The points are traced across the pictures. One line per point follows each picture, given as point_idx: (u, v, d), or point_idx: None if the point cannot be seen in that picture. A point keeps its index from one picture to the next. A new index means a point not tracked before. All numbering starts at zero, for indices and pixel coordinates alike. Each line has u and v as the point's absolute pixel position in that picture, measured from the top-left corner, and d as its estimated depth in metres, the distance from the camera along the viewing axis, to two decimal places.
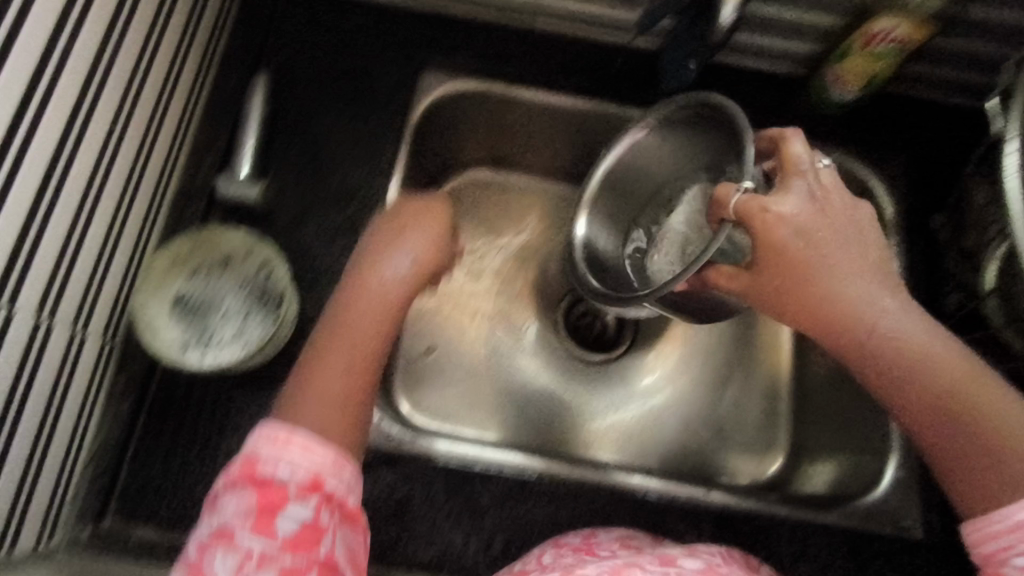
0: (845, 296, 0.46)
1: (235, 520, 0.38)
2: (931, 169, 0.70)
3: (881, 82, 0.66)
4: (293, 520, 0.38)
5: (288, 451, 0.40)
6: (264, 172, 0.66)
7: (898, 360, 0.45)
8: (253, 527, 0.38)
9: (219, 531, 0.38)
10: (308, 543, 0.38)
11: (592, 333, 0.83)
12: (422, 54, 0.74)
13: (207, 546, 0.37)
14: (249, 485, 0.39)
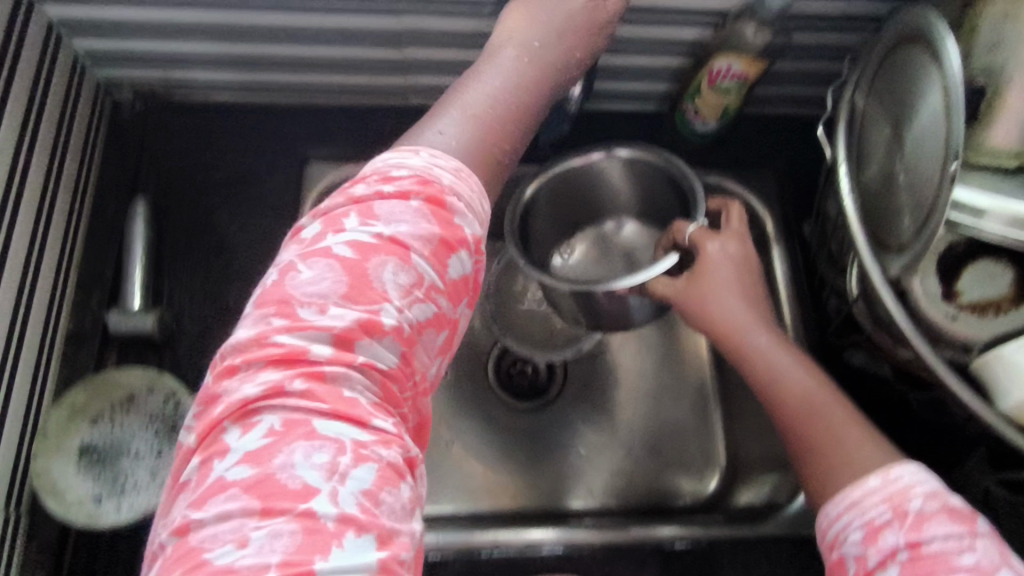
0: (746, 337, 0.53)
1: (448, 184, 0.42)
2: (794, 179, 0.76)
3: (734, 113, 0.70)
4: (443, 295, 0.40)
5: (414, 157, 0.42)
6: (160, 297, 0.65)
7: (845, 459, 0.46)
8: (431, 225, 0.39)
9: (425, 176, 0.41)
10: (457, 301, 0.41)
11: (524, 381, 0.86)
12: (304, 149, 0.73)
13: (361, 233, 0.38)
14: (445, 189, 0.41)
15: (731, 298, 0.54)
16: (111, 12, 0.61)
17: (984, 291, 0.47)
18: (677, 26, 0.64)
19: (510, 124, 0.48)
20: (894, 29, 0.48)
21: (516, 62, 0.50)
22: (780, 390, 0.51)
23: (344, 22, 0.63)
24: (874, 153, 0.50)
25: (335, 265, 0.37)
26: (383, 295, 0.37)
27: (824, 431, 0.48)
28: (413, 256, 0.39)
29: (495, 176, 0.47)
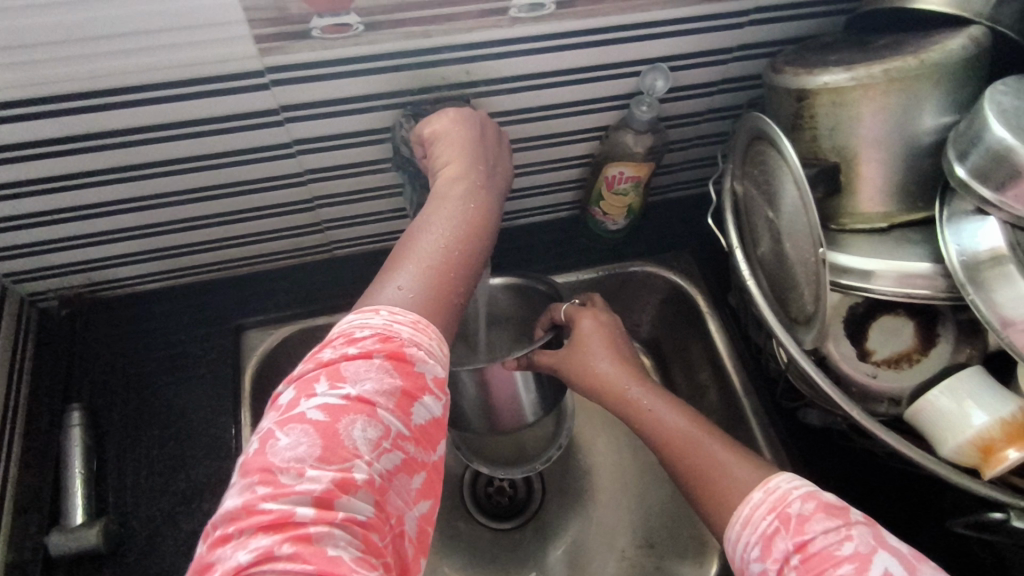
0: (622, 388, 0.57)
1: (409, 336, 0.39)
2: (709, 254, 0.80)
3: (639, 208, 0.74)
4: (413, 442, 0.37)
5: (375, 316, 0.40)
6: (105, 503, 0.62)
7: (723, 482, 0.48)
8: (395, 377, 0.37)
9: (387, 331, 0.39)
10: (428, 446, 0.38)
11: (503, 501, 0.84)
12: (237, 320, 0.74)
13: (331, 397, 0.36)
14: (407, 341, 0.39)
15: (601, 356, 0.58)
16: (25, 234, 0.62)
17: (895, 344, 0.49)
18: (565, 145, 0.69)
19: (458, 270, 0.46)
20: (745, 126, 0.53)
21: (459, 206, 0.49)
22: (665, 436, 0.54)
23: (255, 200, 0.66)
24: (763, 234, 0.53)
25: (364, 389, 0.36)
26: (355, 454, 0.35)
27: (707, 472, 0.50)
28: (381, 412, 0.36)
29: (452, 326, 0.44)
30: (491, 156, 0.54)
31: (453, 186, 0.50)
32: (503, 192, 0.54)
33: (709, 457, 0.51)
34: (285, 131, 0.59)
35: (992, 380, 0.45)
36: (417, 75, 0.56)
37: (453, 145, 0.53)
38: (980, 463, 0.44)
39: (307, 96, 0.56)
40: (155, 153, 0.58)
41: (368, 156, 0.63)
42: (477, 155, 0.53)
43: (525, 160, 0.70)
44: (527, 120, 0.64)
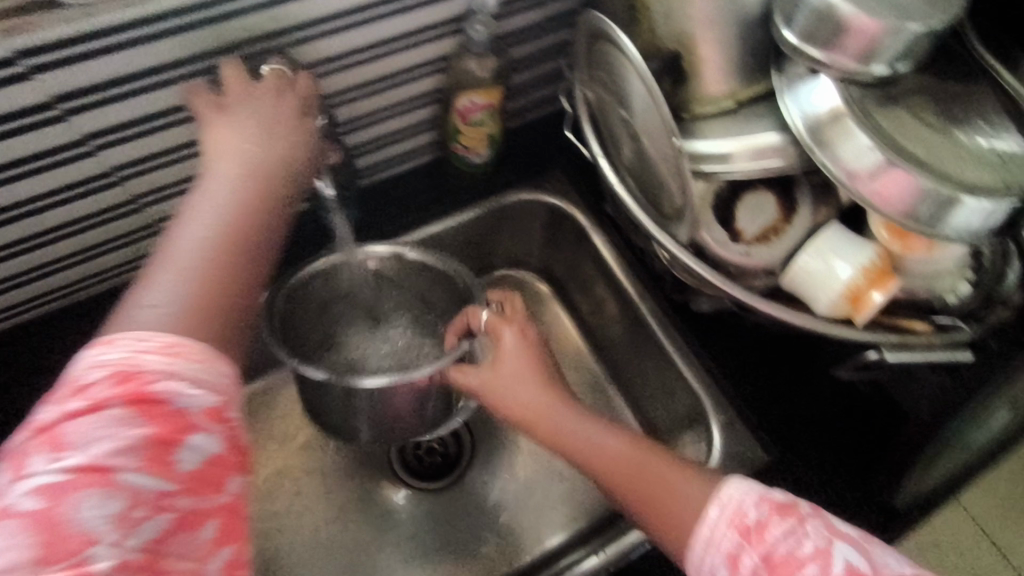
0: (548, 408, 0.54)
1: (157, 367, 0.33)
2: (581, 168, 0.79)
3: (500, 136, 0.71)
4: (185, 494, 0.32)
5: (112, 348, 0.33)
6: None
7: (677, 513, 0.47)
8: (137, 429, 0.31)
9: (129, 365, 0.33)
10: (214, 487, 0.33)
11: (435, 461, 0.82)
12: None
13: (49, 475, 0.30)
14: (153, 374, 0.33)
15: (527, 384, 0.55)
16: None
17: (761, 219, 0.50)
18: (407, 84, 0.64)
19: (239, 259, 0.40)
20: (582, 30, 0.51)
21: (230, 185, 0.42)
22: (603, 460, 0.51)
23: None
24: (622, 137, 0.52)
25: (93, 455, 0.31)
26: (89, 538, 0.29)
27: (651, 490, 0.49)
28: (121, 476, 0.31)
29: (236, 332, 0.38)
30: (284, 128, 0.47)
31: (224, 163, 0.43)
32: (303, 156, 0.47)
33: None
34: (71, 127, 0.49)
35: (851, 233, 0.48)
36: (212, 31, 0.49)
37: (224, 123, 0.45)
38: (851, 312, 0.47)
39: (82, 79, 0.47)
40: None
41: (184, 136, 0.55)
42: (265, 127, 0.46)
43: (368, 108, 0.64)
44: (357, 62, 0.58)
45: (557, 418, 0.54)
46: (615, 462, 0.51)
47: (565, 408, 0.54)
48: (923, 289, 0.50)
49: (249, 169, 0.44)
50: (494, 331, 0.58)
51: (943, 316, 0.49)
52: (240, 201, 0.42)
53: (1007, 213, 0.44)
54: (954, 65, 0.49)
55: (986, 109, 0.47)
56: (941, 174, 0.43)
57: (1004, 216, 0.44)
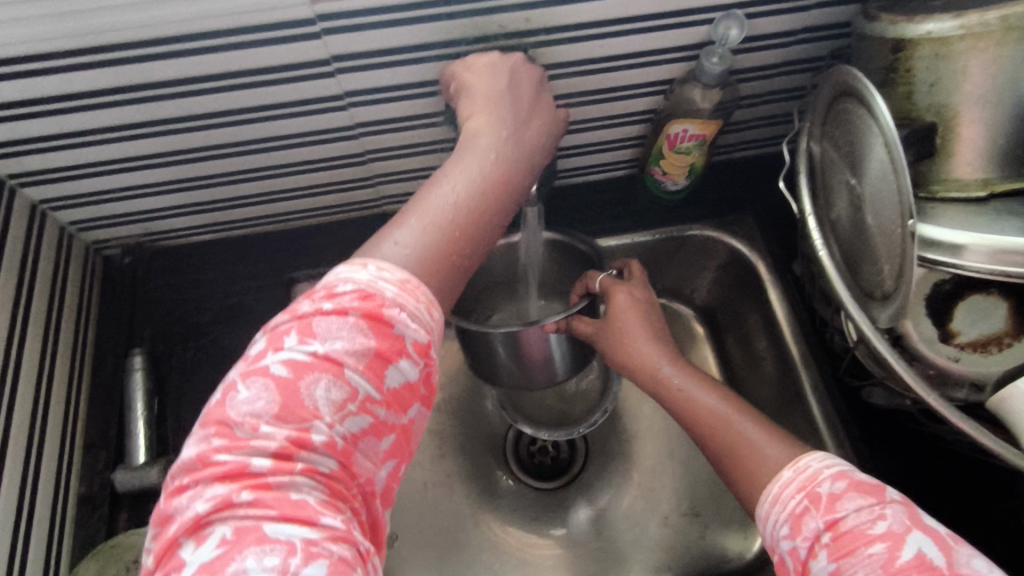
0: (658, 367, 0.58)
1: (392, 295, 0.38)
2: (776, 219, 0.75)
3: (702, 167, 0.70)
4: (384, 404, 0.37)
5: (362, 270, 0.39)
6: (164, 445, 0.65)
7: (727, 436, 0.52)
8: (367, 337, 0.37)
9: (368, 288, 0.38)
10: (401, 407, 0.38)
11: (547, 461, 0.85)
12: (287, 273, 0.74)
13: (298, 353, 0.36)
14: (388, 301, 0.38)
15: (642, 338, 0.59)
16: (88, 183, 0.64)
17: (984, 325, 0.44)
18: (627, 101, 0.65)
19: (473, 230, 0.45)
20: (832, 81, 0.48)
21: (478, 159, 0.46)
22: (700, 417, 0.54)
23: (305, 153, 0.65)
24: (840, 199, 0.49)
25: (333, 346, 0.36)
26: (316, 413, 0.35)
27: (741, 451, 0.50)
28: (347, 372, 0.36)
29: (449, 273, 0.43)
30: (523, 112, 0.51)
31: (473, 141, 0.47)
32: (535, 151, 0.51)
33: (676, 385, 0.57)
34: (335, 82, 0.57)
35: None
36: (471, 24, 0.53)
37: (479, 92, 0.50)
38: None
39: (360, 45, 0.53)
40: (204, 106, 0.57)
41: (419, 109, 0.61)
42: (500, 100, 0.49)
43: (581, 115, 0.66)
44: (587, 71, 0.60)
45: (664, 374, 0.58)
46: (652, 383, 0.58)
47: (625, 338, 0.60)
48: None
49: (511, 171, 0.47)
50: (610, 298, 0.61)
51: None
52: (482, 172, 0.46)
53: None
54: None
55: None
56: None
57: None
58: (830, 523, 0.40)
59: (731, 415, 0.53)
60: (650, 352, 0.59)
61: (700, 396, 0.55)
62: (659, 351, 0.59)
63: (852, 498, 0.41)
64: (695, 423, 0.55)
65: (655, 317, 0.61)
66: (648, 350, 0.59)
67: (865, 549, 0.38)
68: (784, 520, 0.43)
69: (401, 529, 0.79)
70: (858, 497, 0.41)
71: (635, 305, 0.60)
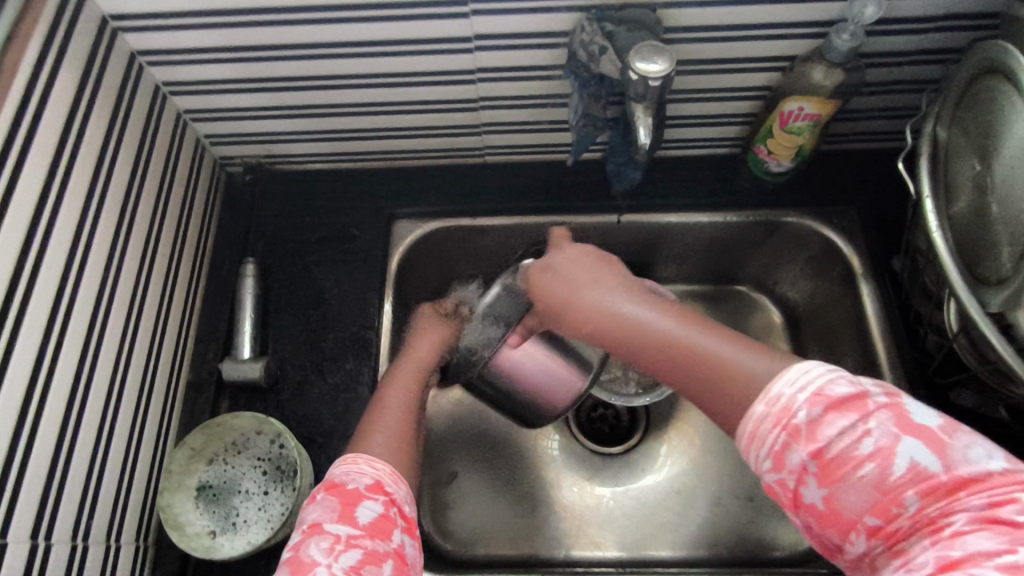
0: (597, 306, 0.54)
1: (340, 475, 0.49)
2: (879, 214, 0.74)
3: (810, 151, 0.70)
4: (368, 538, 0.44)
5: (362, 470, 0.50)
6: (266, 347, 0.71)
7: (727, 369, 0.45)
8: (322, 503, 0.47)
9: (334, 480, 0.49)
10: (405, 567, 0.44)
11: (606, 428, 0.86)
12: (390, 207, 0.79)
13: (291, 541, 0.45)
14: (339, 478, 0.49)
15: (592, 289, 0.55)
16: (230, 99, 0.70)
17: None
18: (746, 74, 0.65)
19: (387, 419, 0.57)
20: (975, 62, 0.47)
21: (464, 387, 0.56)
22: (696, 353, 0.48)
23: (426, 92, 0.69)
24: (962, 187, 0.48)
25: (315, 517, 0.46)
26: (311, 562, 0.43)
27: (732, 384, 0.45)
28: (326, 526, 0.45)
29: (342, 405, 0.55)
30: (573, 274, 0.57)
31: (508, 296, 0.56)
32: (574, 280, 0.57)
33: (642, 328, 0.51)
34: (468, 23, 0.60)
35: None
36: None
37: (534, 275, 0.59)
38: None
39: None
40: (347, 35, 0.61)
41: (541, 60, 0.64)
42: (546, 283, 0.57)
43: (696, 84, 0.67)
44: (712, 37, 0.61)
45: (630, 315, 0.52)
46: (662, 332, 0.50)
47: (561, 283, 0.56)
48: None
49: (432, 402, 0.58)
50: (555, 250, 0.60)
51: None
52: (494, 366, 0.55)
53: None
54: None
55: None
56: None
57: None
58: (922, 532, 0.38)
59: (726, 341, 0.47)
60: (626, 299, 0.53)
61: (649, 319, 0.51)
62: (604, 296, 0.54)
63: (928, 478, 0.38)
64: (660, 369, 0.50)
65: (605, 262, 0.57)
66: (632, 304, 0.53)
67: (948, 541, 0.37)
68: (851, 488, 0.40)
69: (461, 467, 0.82)
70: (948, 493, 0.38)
71: (580, 258, 0.58)
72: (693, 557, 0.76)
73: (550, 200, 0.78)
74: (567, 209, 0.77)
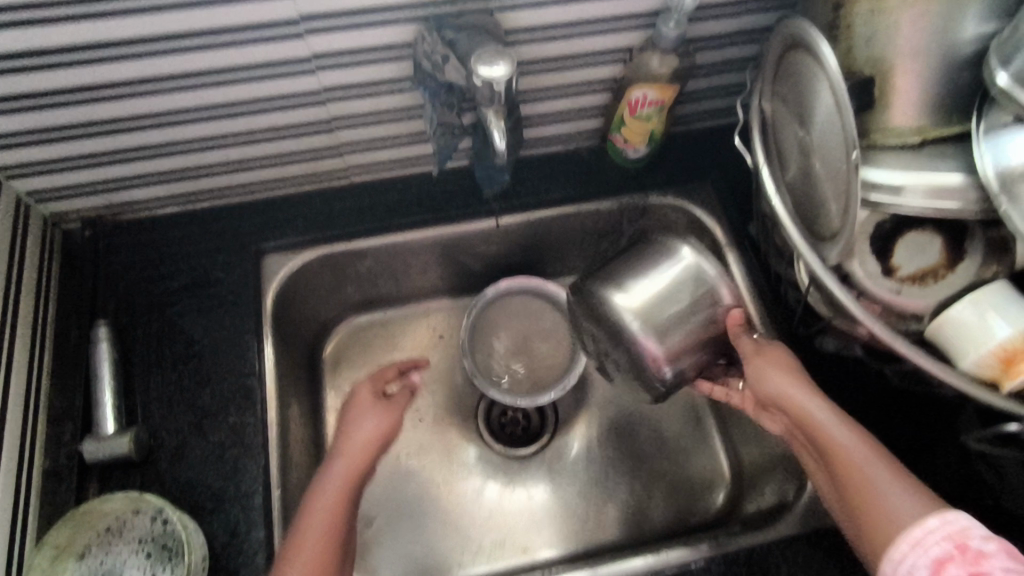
0: (808, 414, 0.57)
1: None
2: (732, 185, 0.78)
3: (661, 134, 0.73)
4: None
5: None
6: (133, 416, 0.64)
7: (859, 483, 0.51)
8: None
9: None
10: None
11: (519, 430, 0.86)
12: (255, 244, 0.74)
13: None
14: None
15: (785, 377, 0.59)
16: (47, 149, 0.63)
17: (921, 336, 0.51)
18: (590, 68, 0.67)
19: (333, 532, 0.55)
20: (782, 37, 0.51)
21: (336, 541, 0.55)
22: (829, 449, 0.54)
23: (274, 119, 0.66)
24: (790, 151, 0.52)
25: None
26: None
27: (860, 484, 0.51)
28: None
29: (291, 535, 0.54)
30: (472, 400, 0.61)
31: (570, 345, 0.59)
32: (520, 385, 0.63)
33: (814, 416, 0.56)
34: (303, 44, 0.58)
35: (1016, 296, 0.45)
36: None
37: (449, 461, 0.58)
38: (998, 377, 0.45)
39: (332, 6, 0.54)
40: (174, 67, 0.57)
41: (387, 75, 0.62)
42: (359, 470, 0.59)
43: (547, 82, 0.68)
44: (551, 37, 0.62)
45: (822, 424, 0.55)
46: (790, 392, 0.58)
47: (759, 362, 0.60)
48: None
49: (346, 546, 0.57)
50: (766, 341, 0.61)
51: None
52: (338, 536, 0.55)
53: None
54: None
55: None
56: None
57: None
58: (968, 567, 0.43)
59: (862, 454, 0.53)
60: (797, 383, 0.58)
61: (841, 435, 0.54)
62: (824, 398, 0.57)
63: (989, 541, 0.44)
64: (846, 476, 0.52)
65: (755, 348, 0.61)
66: (772, 381, 0.59)
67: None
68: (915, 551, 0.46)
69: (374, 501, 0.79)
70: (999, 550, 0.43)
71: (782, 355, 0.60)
72: (617, 541, 0.77)
73: (423, 215, 0.76)
74: (442, 220, 0.77)
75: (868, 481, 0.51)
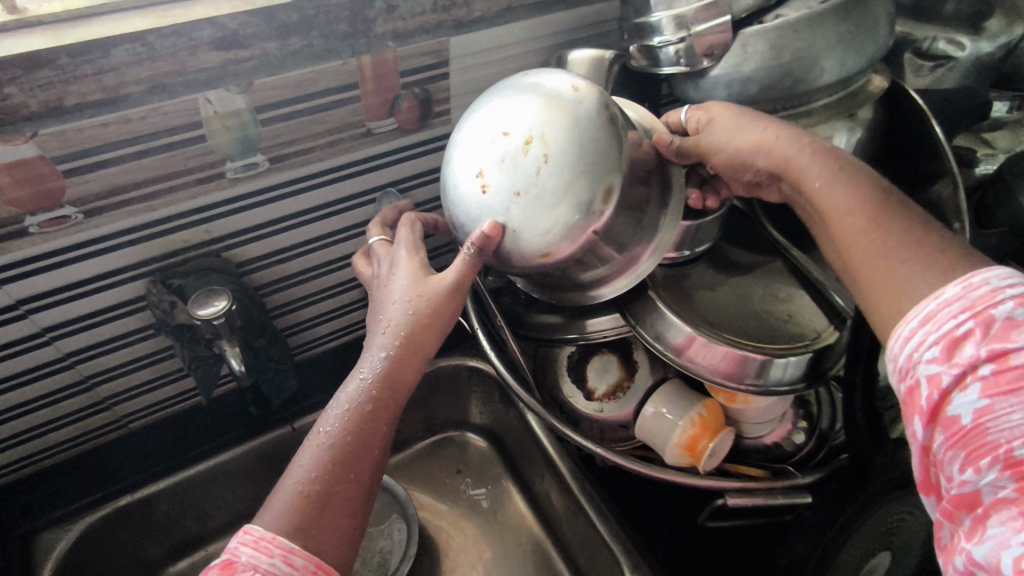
0: (801, 175, 0.47)
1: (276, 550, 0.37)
2: None
3: None
4: None
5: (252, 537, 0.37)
6: None
7: (891, 248, 0.41)
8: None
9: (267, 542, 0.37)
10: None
11: None
12: (23, 527, 0.68)
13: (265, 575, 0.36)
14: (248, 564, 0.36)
15: (802, 166, 0.47)
16: None
17: (653, 163, 0.51)
18: (335, 272, 0.75)
19: (371, 438, 0.44)
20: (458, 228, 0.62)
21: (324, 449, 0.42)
22: (837, 227, 0.44)
23: (19, 396, 0.64)
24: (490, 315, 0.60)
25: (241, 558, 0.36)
26: None
27: (925, 248, 0.40)
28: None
29: (363, 465, 0.43)
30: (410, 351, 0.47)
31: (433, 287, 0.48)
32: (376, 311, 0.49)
33: (834, 192, 0.45)
34: (29, 322, 0.59)
35: (685, 389, 0.55)
36: (154, 246, 0.60)
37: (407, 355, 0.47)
38: (691, 461, 0.53)
39: (43, 286, 0.57)
40: None
41: (130, 327, 0.65)
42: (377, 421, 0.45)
43: (299, 294, 0.74)
44: (284, 257, 0.69)
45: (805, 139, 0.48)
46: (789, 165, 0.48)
47: (723, 137, 0.50)
48: (764, 435, 0.57)
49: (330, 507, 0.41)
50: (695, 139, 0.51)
51: (783, 459, 0.56)
52: (322, 469, 0.42)
53: (808, 363, 0.51)
54: (763, 241, 0.60)
55: (787, 281, 0.57)
56: (735, 339, 0.51)
57: (809, 367, 0.51)
58: (991, 345, 0.33)
59: (885, 217, 0.42)
60: (758, 127, 0.49)
61: (845, 188, 0.45)
62: (804, 137, 0.47)
63: (1002, 404, 0.31)
64: (890, 244, 0.41)
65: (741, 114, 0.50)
66: (733, 140, 0.50)
67: (1003, 523, 0.29)
68: (926, 328, 0.36)
69: None
70: (1013, 396, 0.31)
71: (731, 124, 0.50)
72: None
73: (214, 442, 0.76)
74: (236, 441, 0.77)
75: (883, 246, 0.41)
